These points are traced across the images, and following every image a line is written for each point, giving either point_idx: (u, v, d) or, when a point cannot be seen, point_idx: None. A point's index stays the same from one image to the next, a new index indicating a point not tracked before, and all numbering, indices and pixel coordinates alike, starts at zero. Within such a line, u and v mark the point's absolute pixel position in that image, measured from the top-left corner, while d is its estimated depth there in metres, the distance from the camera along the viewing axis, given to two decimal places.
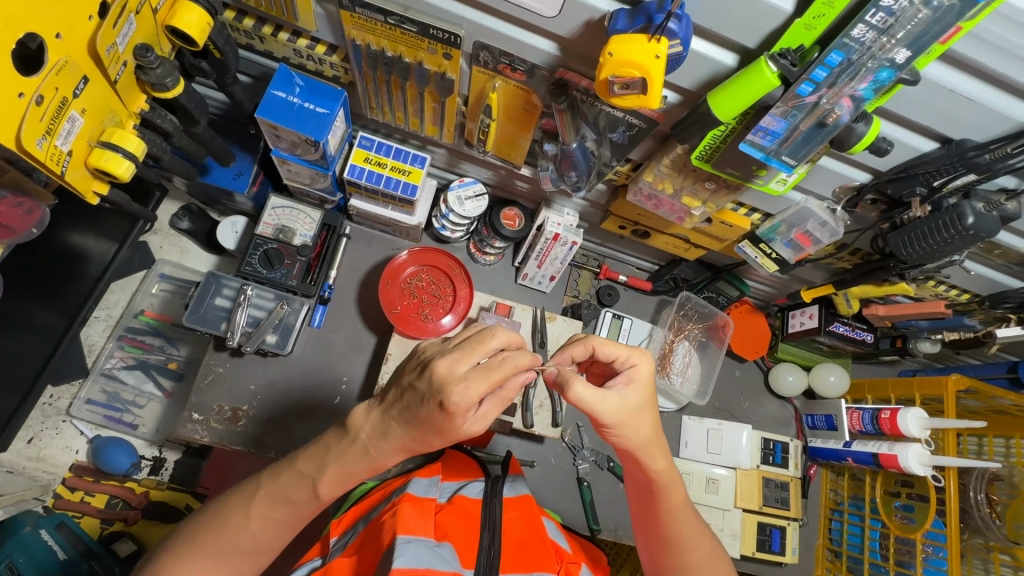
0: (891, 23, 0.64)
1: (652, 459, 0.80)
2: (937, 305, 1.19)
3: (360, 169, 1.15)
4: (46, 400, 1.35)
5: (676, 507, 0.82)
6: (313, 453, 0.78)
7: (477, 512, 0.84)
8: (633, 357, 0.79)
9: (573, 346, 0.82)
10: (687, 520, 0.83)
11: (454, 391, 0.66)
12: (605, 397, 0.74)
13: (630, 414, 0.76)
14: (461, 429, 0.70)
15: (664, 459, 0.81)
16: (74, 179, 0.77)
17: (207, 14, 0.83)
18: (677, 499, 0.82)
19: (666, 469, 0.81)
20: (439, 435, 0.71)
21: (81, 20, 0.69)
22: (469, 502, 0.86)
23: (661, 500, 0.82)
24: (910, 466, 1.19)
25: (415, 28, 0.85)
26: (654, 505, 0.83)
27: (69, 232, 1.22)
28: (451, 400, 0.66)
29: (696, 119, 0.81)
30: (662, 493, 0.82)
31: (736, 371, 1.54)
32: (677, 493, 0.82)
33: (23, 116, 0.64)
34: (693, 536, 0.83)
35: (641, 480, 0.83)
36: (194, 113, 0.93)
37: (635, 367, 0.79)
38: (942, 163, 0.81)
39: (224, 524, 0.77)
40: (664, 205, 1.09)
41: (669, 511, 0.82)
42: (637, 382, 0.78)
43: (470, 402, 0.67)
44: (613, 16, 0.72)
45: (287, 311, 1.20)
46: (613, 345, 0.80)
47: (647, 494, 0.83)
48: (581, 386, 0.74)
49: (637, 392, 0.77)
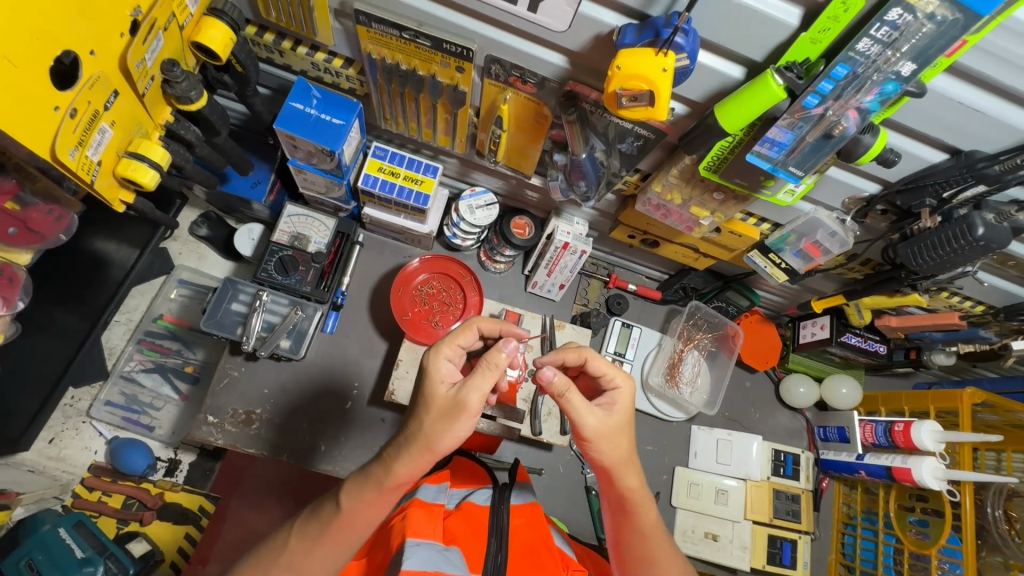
0: (896, 36, 0.65)
1: (624, 476, 0.79)
2: (951, 316, 1.17)
3: (373, 178, 1.17)
4: (67, 401, 1.38)
5: (651, 528, 0.79)
6: (356, 482, 0.75)
7: (484, 519, 0.84)
8: (617, 377, 0.80)
9: (567, 352, 0.82)
10: (661, 543, 0.79)
11: (428, 349, 0.76)
12: (592, 411, 0.76)
13: (612, 432, 0.77)
14: (438, 391, 0.72)
15: (636, 477, 0.79)
16: (102, 187, 0.79)
17: (231, 30, 0.87)
18: (650, 518, 0.79)
19: (638, 488, 0.79)
20: (426, 411, 0.72)
21: (113, 36, 0.72)
22: (476, 509, 0.86)
23: (632, 520, 0.79)
24: (924, 480, 1.17)
25: (429, 43, 0.88)
26: (627, 525, 0.80)
27: (92, 238, 1.25)
28: (424, 357, 0.75)
29: (705, 130, 0.82)
30: (633, 512, 0.79)
31: (747, 381, 1.54)
32: (650, 510, 0.80)
33: (57, 128, 0.67)
34: (670, 561, 0.78)
35: (614, 497, 0.80)
36: (216, 124, 0.96)
37: (619, 389, 0.80)
38: (951, 174, 0.82)
39: (269, 555, 0.75)
40: (673, 214, 1.10)
41: (639, 533, 0.79)
42: (618, 404, 0.79)
43: (439, 357, 0.75)
44: (621, 31, 0.74)
45: (301, 316, 1.22)
46: (604, 360, 0.81)
47: (619, 509, 0.80)
48: (574, 393, 0.75)
49: (618, 414, 0.78)
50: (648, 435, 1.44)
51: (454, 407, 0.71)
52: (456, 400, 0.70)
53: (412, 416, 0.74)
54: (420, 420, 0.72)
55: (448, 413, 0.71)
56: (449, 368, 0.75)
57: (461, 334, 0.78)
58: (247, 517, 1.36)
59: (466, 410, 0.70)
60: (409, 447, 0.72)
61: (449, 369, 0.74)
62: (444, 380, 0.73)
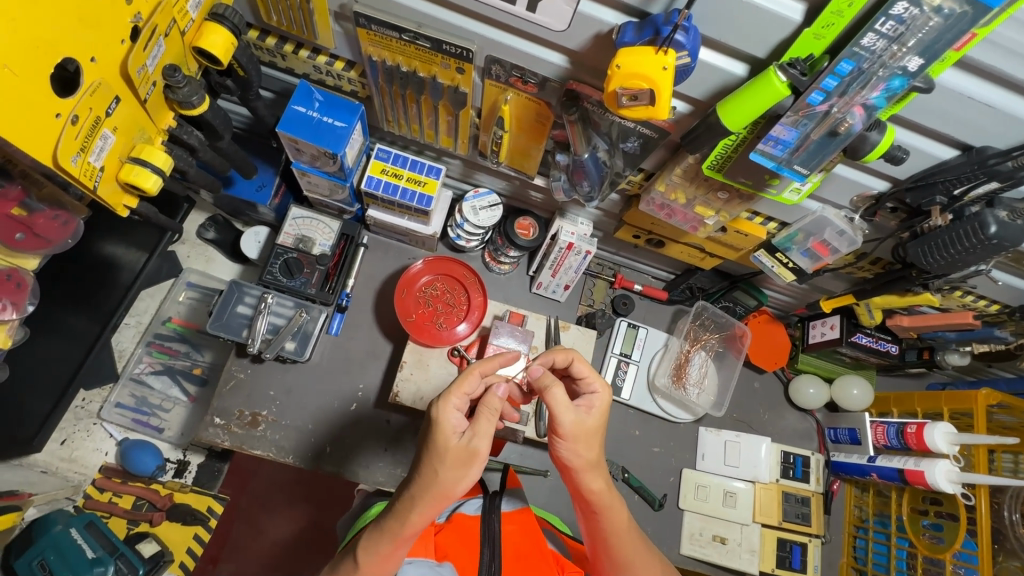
0: (901, 31, 0.64)
1: (588, 479, 0.78)
2: (965, 316, 1.15)
3: (376, 180, 1.17)
4: (78, 403, 1.40)
5: (620, 528, 0.80)
6: (372, 538, 0.73)
7: (476, 528, 0.81)
8: (596, 383, 0.82)
9: (556, 353, 0.83)
10: (631, 541, 0.80)
11: (438, 400, 0.74)
12: (572, 409, 0.76)
13: (587, 433, 0.77)
14: (452, 443, 0.72)
15: (602, 480, 0.78)
16: (105, 193, 0.80)
17: (232, 35, 0.87)
18: (618, 519, 0.80)
19: (603, 491, 0.78)
20: (440, 462, 0.72)
21: (114, 43, 0.72)
22: (467, 518, 0.83)
23: (599, 523, 0.80)
24: (937, 483, 1.15)
25: (429, 44, 0.87)
26: (596, 527, 0.80)
27: (102, 242, 1.27)
28: (435, 408, 0.73)
29: (706, 129, 0.81)
30: (601, 514, 0.79)
31: (755, 382, 1.52)
32: (620, 512, 0.80)
33: (59, 135, 0.68)
34: (639, 557, 0.80)
35: (581, 500, 0.80)
36: (219, 128, 0.97)
37: (596, 393, 0.81)
38: (962, 171, 0.80)
39: None
40: (677, 214, 1.09)
41: (610, 533, 0.80)
42: (597, 407, 0.79)
43: (448, 408, 0.74)
44: (621, 29, 0.73)
45: (306, 318, 1.23)
46: (587, 363, 0.82)
47: (586, 510, 0.80)
48: (557, 390, 0.75)
49: (596, 415, 0.78)
50: (655, 436, 1.43)
51: (468, 455, 0.72)
52: (470, 449, 0.72)
53: (424, 464, 0.73)
54: (435, 471, 0.72)
55: (462, 462, 0.72)
56: (458, 419, 0.74)
57: (467, 380, 0.77)
58: (258, 518, 1.43)
59: (479, 460, 0.72)
60: (422, 496, 0.72)
61: (458, 420, 0.74)
62: (455, 431, 0.73)
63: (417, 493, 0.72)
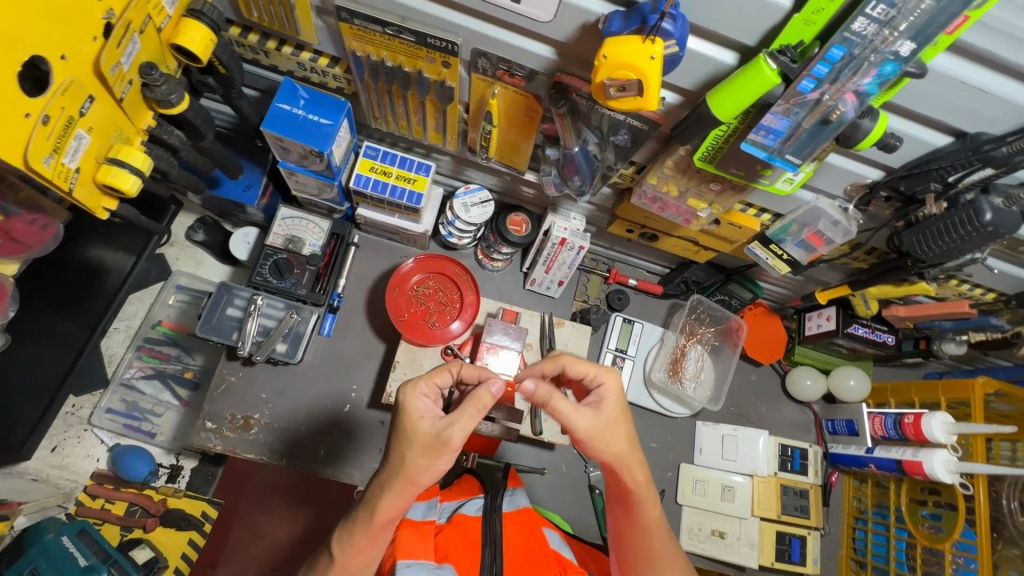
0: (893, 15, 0.62)
1: (630, 471, 0.77)
2: (961, 305, 1.14)
3: (365, 178, 1.16)
4: (69, 410, 1.39)
5: (654, 522, 0.79)
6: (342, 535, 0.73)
7: (478, 531, 0.81)
8: (600, 374, 0.80)
9: (545, 363, 0.84)
10: (663, 537, 0.79)
11: (404, 383, 0.75)
12: (578, 413, 0.76)
13: (606, 428, 0.76)
14: (420, 427, 0.71)
15: (643, 471, 0.78)
16: (82, 195, 0.79)
17: (211, 32, 0.86)
18: (654, 513, 0.79)
19: (645, 482, 0.78)
20: (407, 446, 0.71)
21: (86, 40, 0.70)
22: (468, 520, 0.83)
23: (636, 515, 0.79)
24: (936, 473, 1.14)
25: (413, 38, 0.86)
26: (631, 517, 0.79)
27: (87, 246, 1.25)
28: (401, 393, 0.74)
29: (697, 119, 0.79)
30: (639, 505, 0.78)
31: (752, 375, 1.51)
32: (655, 506, 0.79)
33: (29, 135, 0.66)
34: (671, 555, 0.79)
35: (621, 491, 0.79)
36: (201, 128, 0.95)
37: (602, 385, 0.79)
38: (956, 158, 0.79)
39: None
40: (670, 207, 1.07)
41: (644, 525, 0.79)
42: (607, 399, 0.78)
43: (416, 393, 0.74)
44: (607, 18, 0.71)
45: (296, 319, 1.21)
46: (583, 362, 0.81)
47: (623, 501, 0.79)
48: (556, 400, 0.75)
49: (609, 408, 0.77)
50: (652, 431, 1.42)
51: (438, 443, 0.71)
52: (441, 437, 0.71)
53: (392, 447, 0.73)
54: (402, 454, 0.71)
55: (431, 449, 0.71)
56: (427, 404, 0.74)
57: (438, 371, 0.78)
58: (257, 520, 1.41)
59: (451, 449, 0.71)
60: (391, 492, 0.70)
61: (427, 405, 0.73)
62: (425, 416, 0.73)
63: (383, 485, 0.71)
